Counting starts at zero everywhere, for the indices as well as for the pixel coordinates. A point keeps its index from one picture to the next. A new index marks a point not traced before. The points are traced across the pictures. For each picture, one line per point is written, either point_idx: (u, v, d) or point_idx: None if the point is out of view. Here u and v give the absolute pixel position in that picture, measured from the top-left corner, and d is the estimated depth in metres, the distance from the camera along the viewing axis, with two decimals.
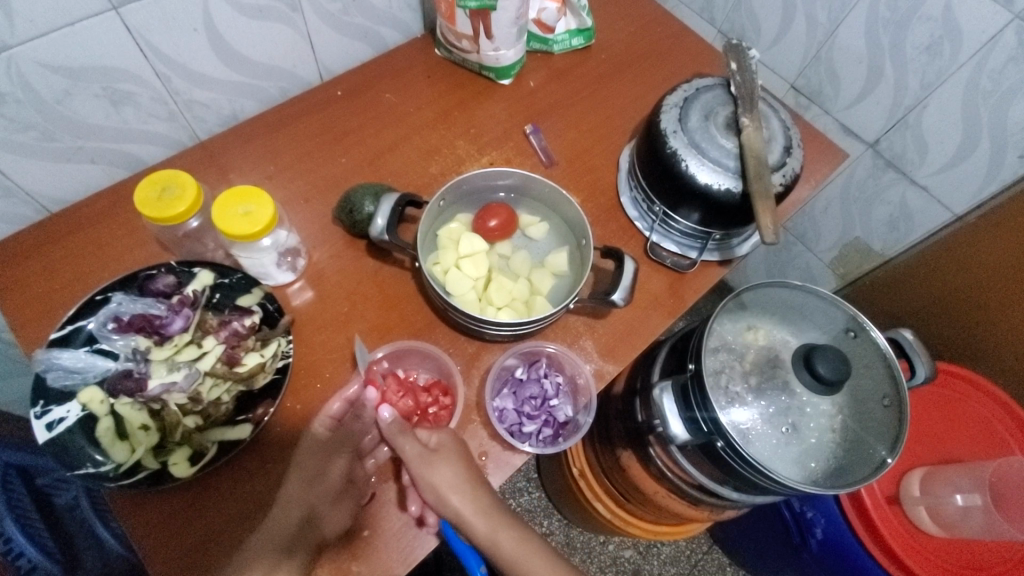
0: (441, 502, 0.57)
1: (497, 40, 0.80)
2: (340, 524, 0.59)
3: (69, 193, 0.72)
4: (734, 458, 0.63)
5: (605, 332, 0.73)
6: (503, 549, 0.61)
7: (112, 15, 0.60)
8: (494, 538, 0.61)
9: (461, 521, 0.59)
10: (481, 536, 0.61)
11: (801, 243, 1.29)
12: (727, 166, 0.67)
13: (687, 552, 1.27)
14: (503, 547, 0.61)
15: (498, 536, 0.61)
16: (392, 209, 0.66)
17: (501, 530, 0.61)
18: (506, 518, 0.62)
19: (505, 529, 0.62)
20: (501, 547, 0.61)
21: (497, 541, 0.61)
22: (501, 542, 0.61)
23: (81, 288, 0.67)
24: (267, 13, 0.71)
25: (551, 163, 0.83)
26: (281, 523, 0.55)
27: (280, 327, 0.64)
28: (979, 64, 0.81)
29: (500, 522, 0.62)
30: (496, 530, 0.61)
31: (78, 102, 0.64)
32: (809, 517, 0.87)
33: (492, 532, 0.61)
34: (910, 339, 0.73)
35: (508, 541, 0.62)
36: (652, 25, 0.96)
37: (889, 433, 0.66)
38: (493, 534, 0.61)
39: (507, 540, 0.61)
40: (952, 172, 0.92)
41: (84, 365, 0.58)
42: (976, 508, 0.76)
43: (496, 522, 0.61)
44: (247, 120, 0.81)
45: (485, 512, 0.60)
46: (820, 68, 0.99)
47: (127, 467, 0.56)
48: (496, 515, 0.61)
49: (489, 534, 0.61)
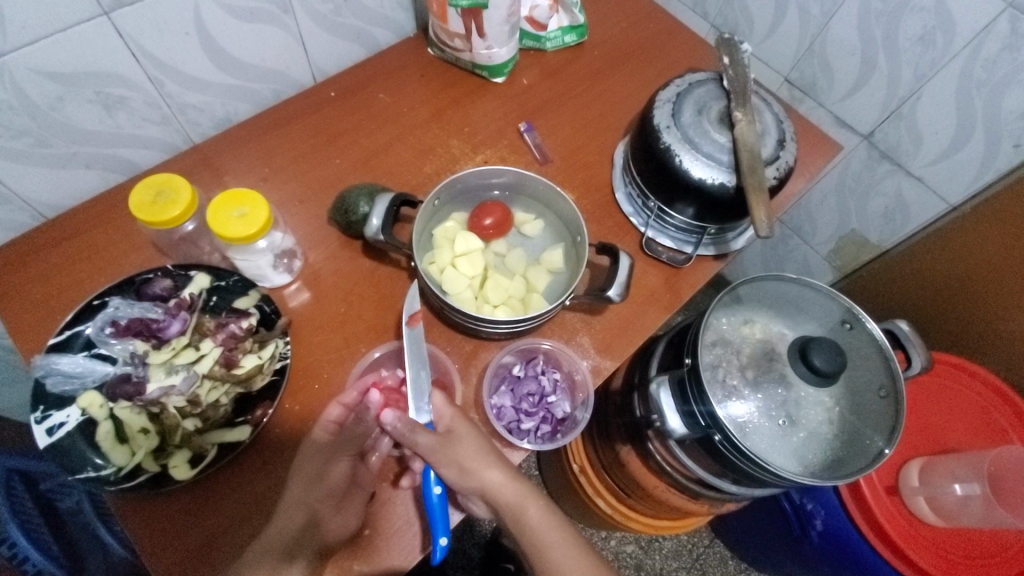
0: (465, 479, 0.58)
1: (489, 38, 0.80)
2: (347, 526, 0.58)
3: (65, 198, 0.72)
4: (731, 451, 0.63)
5: (602, 328, 0.73)
6: (531, 519, 0.58)
7: (103, 20, 0.60)
8: (523, 508, 0.58)
9: (487, 491, 0.58)
10: (510, 504, 0.58)
11: (797, 237, 1.29)
12: (721, 160, 0.67)
13: (688, 547, 1.27)
14: (530, 517, 0.58)
15: (527, 506, 0.58)
16: (387, 209, 0.67)
17: (529, 501, 0.59)
18: (531, 489, 0.60)
19: (534, 499, 0.59)
20: (528, 519, 0.58)
21: (525, 510, 0.58)
22: (527, 511, 0.58)
23: (77, 295, 0.68)
24: (258, 15, 0.71)
25: (545, 161, 0.83)
26: (281, 529, 0.54)
27: (277, 328, 0.64)
28: (973, 54, 0.81)
29: (526, 493, 0.59)
30: (526, 499, 0.59)
31: (72, 108, 0.64)
32: (809, 509, 0.87)
33: (522, 502, 0.58)
34: (906, 330, 0.74)
35: (535, 512, 0.59)
36: (645, 20, 0.96)
37: (886, 423, 0.66)
38: (521, 504, 0.58)
39: (535, 509, 0.59)
40: (947, 162, 0.92)
41: (83, 370, 0.59)
42: (975, 497, 0.76)
43: (526, 490, 0.59)
44: (240, 123, 0.81)
45: (510, 478, 0.59)
46: (813, 61, 0.99)
47: (127, 471, 0.56)
48: (522, 484, 0.59)
49: (517, 503, 0.58)
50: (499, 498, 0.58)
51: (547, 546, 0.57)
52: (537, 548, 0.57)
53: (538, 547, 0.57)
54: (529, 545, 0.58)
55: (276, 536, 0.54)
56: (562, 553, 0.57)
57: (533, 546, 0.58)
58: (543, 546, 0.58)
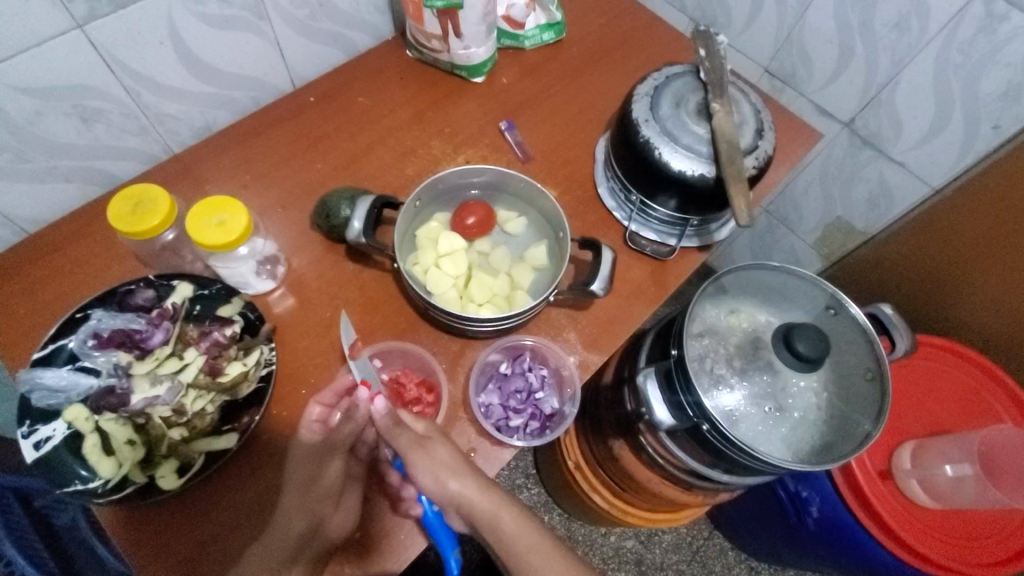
0: (440, 488, 0.57)
1: (466, 38, 0.80)
2: (347, 524, 0.59)
3: (46, 212, 0.72)
4: (720, 441, 0.63)
5: (588, 323, 0.73)
6: (506, 527, 0.57)
7: (77, 33, 0.60)
8: (497, 517, 0.58)
9: (460, 502, 0.57)
10: (484, 514, 0.57)
11: (784, 226, 1.29)
12: (699, 151, 0.68)
13: (688, 539, 1.27)
14: (505, 525, 0.57)
15: (501, 514, 0.58)
16: (368, 212, 0.67)
17: (503, 508, 0.58)
18: (506, 497, 0.59)
19: (508, 507, 0.58)
20: (504, 527, 0.57)
21: (499, 519, 0.58)
22: (502, 519, 0.58)
23: (60, 308, 0.67)
24: (233, 23, 0.71)
25: (526, 158, 0.83)
26: (285, 532, 0.56)
27: (262, 335, 0.65)
28: (948, 38, 0.81)
29: (500, 501, 0.58)
30: (500, 507, 0.58)
31: (48, 122, 0.64)
32: (804, 496, 0.88)
33: (496, 510, 0.58)
34: (890, 314, 0.75)
35: (510, 519, 0.58)
36: (622, 15, 0.97)
37: (873, 407, 0.66)
38: (495, 513, 0.58)
39: (510, 515, 0.58)
40: (927, 147, 0.93)
41: (67, 384, 0.58)
42: (967, 477, 0.77)
43: (500, 499, 0.58)
44: (220, 131, 0.81)
45: (482, 488, 0.58)
46: (792, 50, 1.00)
47: (114, 482, 0.56)
48: (496, 493, 0.59)
49: (492, 511, 0.58)
50: (472, 507, 0.57)
51: (522, 552, 0.56)
52: (513, 555, 0.56)
53: (514, 554, 0.56)
54: (506, 553, 0.57)
55: (280, 538, 0.56)
56: (542, 558, 0.56)
57: (508, 555, 0.57)
58: (519, 552, 0.56)
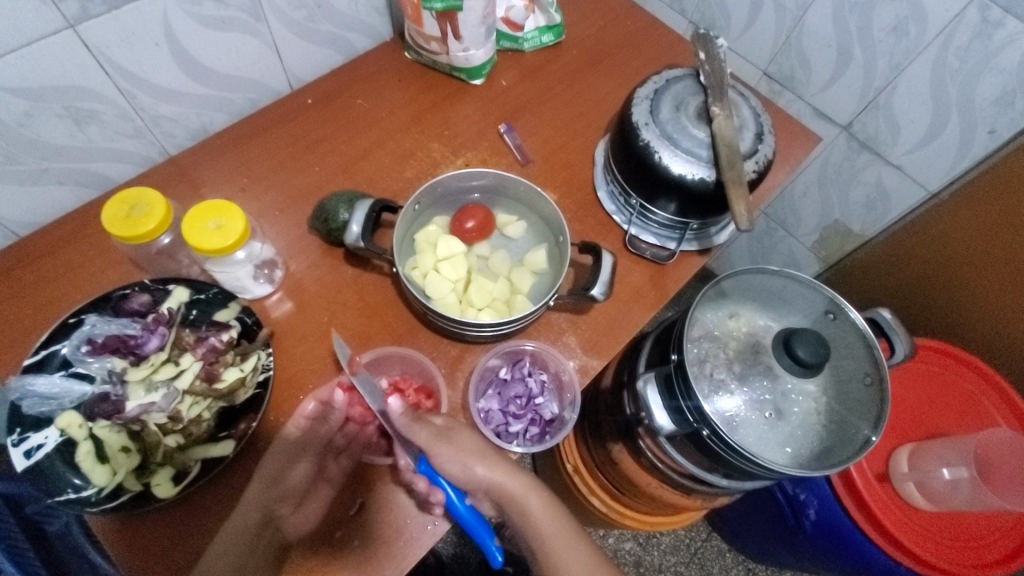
0: (469, 473, 0.58)
1: (465, 40, 0.80)
2: (307, 524, 0.59)
3: (38, 214, 0.71)
4: (719, 446, 0.63)
5: (588, 328, 0.73)
6: (532, 511, 0.58)
7: (70, 33, 0.59)
8: (524, 499, 0.59)
9: (491, 484, 0.58)
10: (511, 496, 0.59)
11: (782, 228, 1.29)
12: (699, 155, 0.67)
13: (687, 541, 1.27)
14: (532, 507, 0.58)
15: (528, 497, 0.59)
16: (366, 215, 0.66)
17: (531, 491, 0.59)
18: (537, 481, 0.60)
19: (535, 490, 0.59)
20: (530, 510, 0.58)
21: (527, 502, 0.58)
22: (530, 501, 0.59)
23: (51, 314, 0.66)
24: (229, 24, 0.70)
25: (526, 161, 0.82)
26: (239, 526, 0.55)
27: (259, 340, 0.63)
28: (945, 43, 0.81)
29: (530, 484, 0.59)
30: (529, 490, 0.59)
31: (40, 123, 0.63)
32: (802, 499, 0.87)
33: (524, 493, 0.59)
34: (888, 318, 0.75)
35: (537, 503, 0.59)
36: (622, 18, 0.96)
37: (872, 412, 0.66)
38: (524, 494, 0.59)
39: (538, 499, 0.59)
40: (925, 150, 0.93)
41: (59, 391, 0.57)
42: (963, 480, 0.77)
43: (527, 481, 0.59)
44: (216, 133, 0.80)
45: (511, 473, 0.59)
46: (791, 53, 1.00)
47: (109, 490, 0.55)
48: (525, 476, 0.60)
49: (519, 495, 0.59)
50: (501, 489, 0.58)
51: (546, 535, 0.58)
52: (536, 538, 0.58)
53: (538, 537, 0.58)
54: (532, 536, 0.58)
55: (234, 533, 0.54)
56: (562, 542, 0.58)
57: (535, 538, 0.58)
58: (541, 536, 0.58)
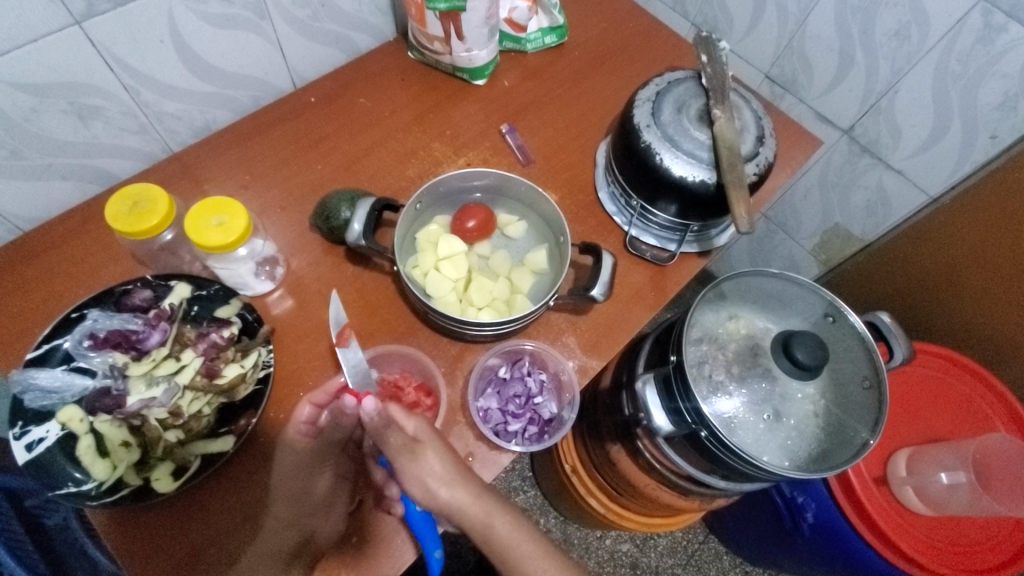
0: (428, 494, 0.55)
1: (469, 40, 0.80)
2: (335, 529, 0.58)
3: (42, 210, 0.72)
4: (719, 447, 0.63)
5: (588, 328, 0.73)
6: (498, 534, 0.55)
7: (76, 29, 0.59)
8: (489, 523, 0.55)
9: (450, 510, 0.55)
10: (473, 521, 0.54)
11: (782, 231, 1.30)
12: (700, 157, 0.68)
13: (684, 543, 1.27)
14: (497, 530, 0.55)
15: (492, 522, 0.55)
16: (368, 213, 0.67)
17: (495, 515, 0.55)
18: (498, 501, 0.56)
19: (500, 512, 0.55)
20: (495, 535, 0.55)
21: (491, 525, 0.55)
22: (494, 525, 0.55)
23: (54, 308, 0.67)
24: (235, 22, 0.71)
25: (528, 161, 0.83)
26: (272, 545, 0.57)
27: (260, 336, 0.64)
28: (947, 48, 0.82)
29: (492, 505, 0.56)
30: (491, 514, 0.55)
31: (45, 119, 0.64)
32: (800, 502, 0.88)
33: (486, 517, 0.55)
34: (887, 322, 0.75)
35: (502, 526, 0.55)
36: (624, 20, 0.97)
37: (870, 415, 0.66)
38: (487, 517, 0.55)
39: (503, 523, 0.55)
40: (926, 154, 0.93)
41: (61, 385, 0.58)
42: (962, 485, 0.77)
43: (488, 503, 0.55)
44: (220, 130, 0.80)
45: (474, 496, 0.55)
46: (793, 57, 1.00)
47: (109, 484, 0.55)
48: (487, 498, 0.56)
49: (483, 519, 0.55)
50: (462, 512, 0.55)
51: (520, 555, 0.55)
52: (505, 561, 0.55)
53: (509, 560, 0.55)
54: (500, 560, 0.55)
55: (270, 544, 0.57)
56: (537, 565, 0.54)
57: (505, 562, 0.55)
58: (511, 559, 0.55)
